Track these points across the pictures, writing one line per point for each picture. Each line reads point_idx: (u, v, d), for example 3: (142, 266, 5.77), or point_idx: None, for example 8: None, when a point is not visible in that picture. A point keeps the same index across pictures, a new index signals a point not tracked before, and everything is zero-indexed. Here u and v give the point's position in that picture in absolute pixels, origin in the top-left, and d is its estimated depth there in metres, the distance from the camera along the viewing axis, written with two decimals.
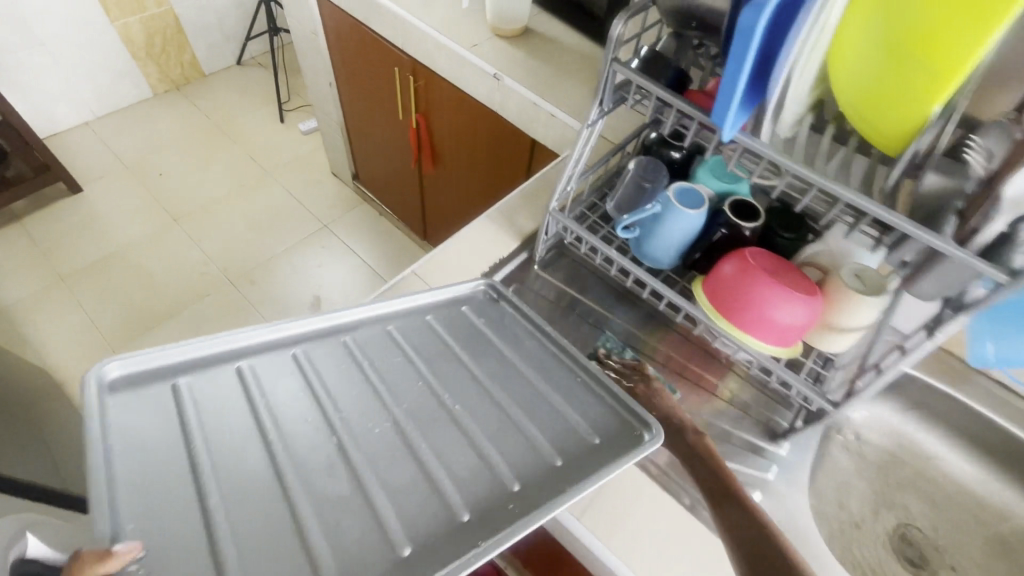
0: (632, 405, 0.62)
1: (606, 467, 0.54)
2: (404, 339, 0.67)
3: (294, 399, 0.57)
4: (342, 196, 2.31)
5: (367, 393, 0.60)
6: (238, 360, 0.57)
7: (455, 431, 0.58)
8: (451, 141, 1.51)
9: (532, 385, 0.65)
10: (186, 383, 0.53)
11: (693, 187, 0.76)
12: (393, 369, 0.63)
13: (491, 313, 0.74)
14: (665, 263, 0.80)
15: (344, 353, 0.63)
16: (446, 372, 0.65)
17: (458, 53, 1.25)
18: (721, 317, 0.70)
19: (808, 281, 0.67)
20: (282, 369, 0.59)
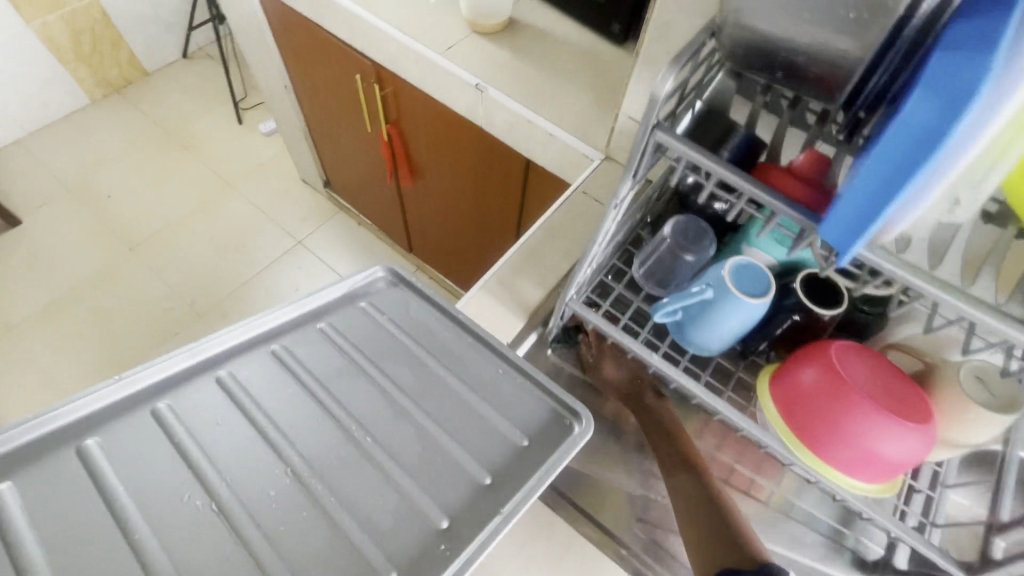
0: (561, 392, 0.55)
1: (544, 474, 0.48)
2: (299, 359, 0.54)
3: (156, 460, 0.44)
4: (315, 206, 2.09)
5: (248, 438, 0.48)
6: (79, 435, 0.43)
7: (372, 471, 0.48)
8: (430, 155, 1.30)
9: (455, 391, 0.55)
10: (7, 486, 0.39)
11: (753, 261, 0.58)
12: (284, 397, 0.51)
13: (394, 303, 0.62)
14: (714, 351, 0.63)
15: (220, 388, 0.50)
16: (352, 391, 0.53)
17: (430, 60, 1.03)
18: (804, 446, 0.54)
19: (922, 394, 0.51)
20: (137, 427, 0.45)
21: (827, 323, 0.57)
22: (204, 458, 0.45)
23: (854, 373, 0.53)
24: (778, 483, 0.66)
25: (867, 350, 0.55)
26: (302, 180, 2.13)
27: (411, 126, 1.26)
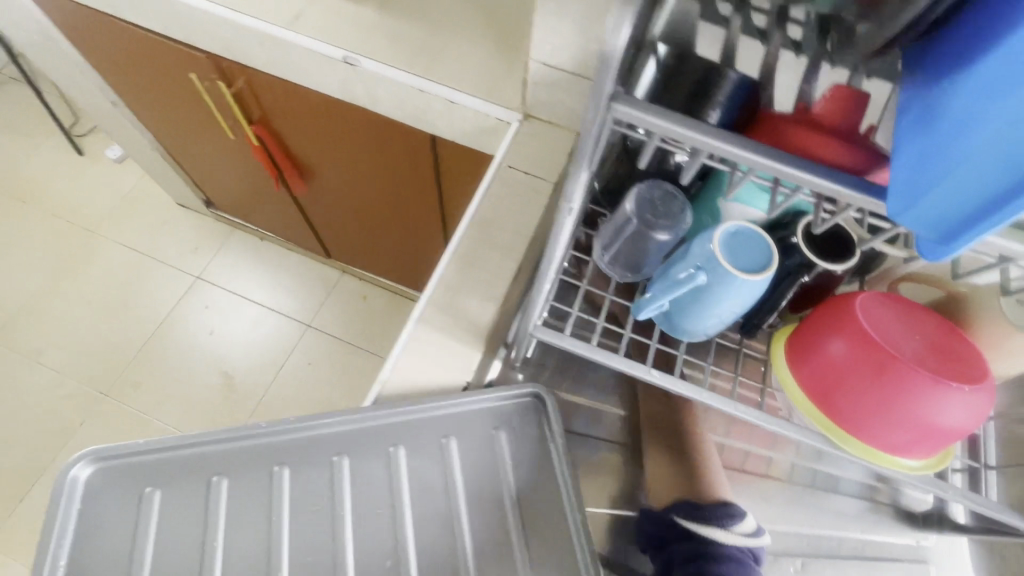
0: None
1: None
2: (406, 473, 0.54)
3: (246, 535, 0.51)
4: (204, 231, 1.80)
5: (322, 537, 0.51)
6: (213, 467, 0.53)
7: None
8: (316, 150, 1.09)
9: (514, 538, 0.53)
10: (153, 491, 0.52)
11: (746, 226, 0.46)
12: (372, 513, 0.52)
13: (527, 446, 0.57)
14: (711, 335, 0.52)
15: (328, 479, 0.54)
16: (429, 534, 0.52)
17: (276, 37, 0.80)
18: (846, 433, 0.44)
19: (973, 349, 0.43)
20: (258, 488, 0.53)
21: (840, 276, 0.47)
22: (276, 557, 0.50)
23: (889, 334, 0.43)
24: (796, 455, 0.58)
25: (894, 299, 0.46)
26: (179, 205, 1.82)
27: (283, 121, 1.04)
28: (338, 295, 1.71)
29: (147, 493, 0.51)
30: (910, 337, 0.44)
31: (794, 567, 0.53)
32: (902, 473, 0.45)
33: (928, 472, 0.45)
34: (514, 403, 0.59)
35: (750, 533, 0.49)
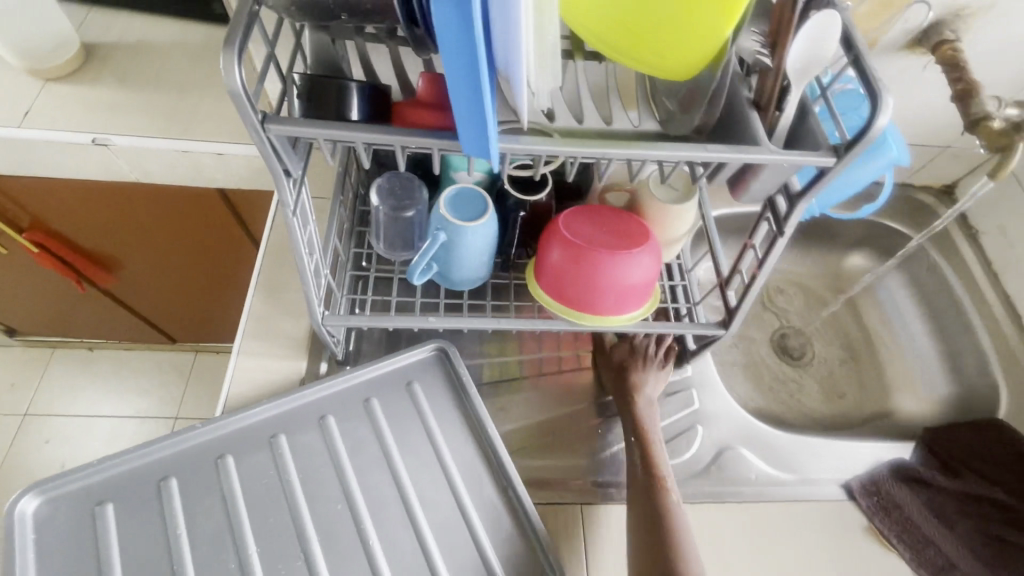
0: (518, 493, 0.59)
1: (483, 544, 0.57)
2: (337, 437, 0.60)
3: (203, 522, 0.54)
4: (13, 363, 1.58)
5: (277, 512, 0.56)
6: (163, 470, 0.56)
7: (355, 535, 0.56)
8: (107, 236, 1.05)
9: (443, 464, 0.60)
10: (110, 506, 0.54)
11: (462, 187, 0.58)
12: (317, 479, 0.58)
13: (440, 386, 0.65)
14: (484, 279, 0.64)
15: (269, 459, 0.58)
16: (371, 478, 0.59)
17: (9, 137, 0.78)
18: (584, 313, 0.59)
19: (640, 224, 0.59)
20: (204, 483, 0.56)
21: (547, 204, 0.62)
22: (239, 535, 0.54)
23: (583, 234, 0.58)
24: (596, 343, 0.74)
25: (589, 208, 0.61)
26: None
27: (60, 218, 0.99)
28: (199, 376, 1.63)
29: (99, 510, 0.54)
30: (598, 230, 0.59)
31: (599, 429, 0.69)
32: (633, 323, 0.60)
33: (646, 315, 0.61)
34: (423, 355, 0.66)
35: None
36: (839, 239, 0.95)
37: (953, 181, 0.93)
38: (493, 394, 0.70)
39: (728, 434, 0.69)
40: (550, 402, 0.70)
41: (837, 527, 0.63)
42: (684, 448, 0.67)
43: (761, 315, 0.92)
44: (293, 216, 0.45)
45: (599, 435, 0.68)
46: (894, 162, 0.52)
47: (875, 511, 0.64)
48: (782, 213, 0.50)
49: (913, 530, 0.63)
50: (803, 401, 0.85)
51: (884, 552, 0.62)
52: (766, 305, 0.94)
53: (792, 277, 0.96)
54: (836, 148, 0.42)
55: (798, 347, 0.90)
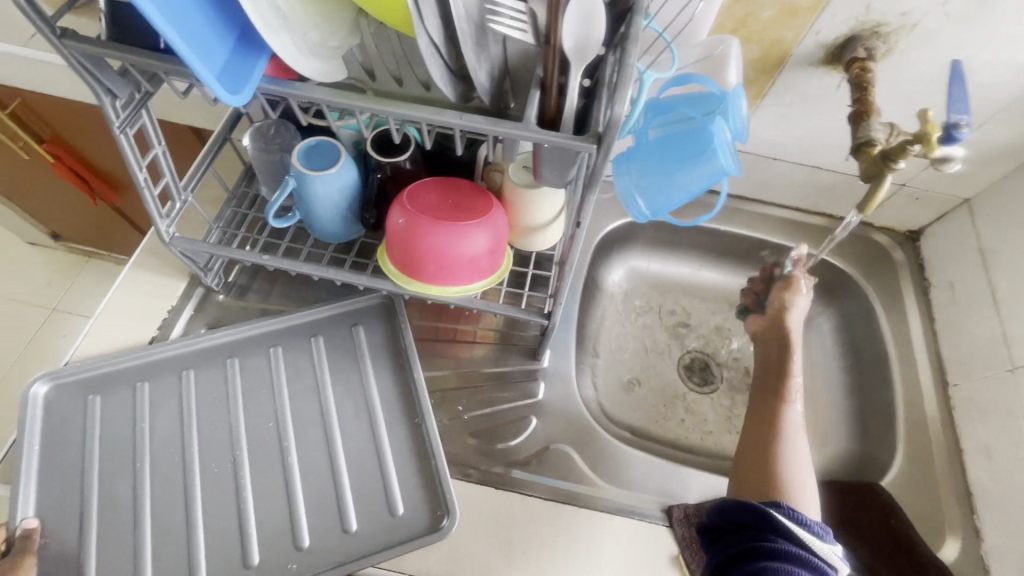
0: (431, 433, 0.63)
1: (391, 482, 0.61)
2: (282, 364, 0.67)
3: (160, 423, 0.62)
4: (57, 264, 1.81)
5: (219, 422, 0.63)
6: (140, 377, 0.64)
7: (279, 454, 0.62)
8: (110, 157, 1.18)
9: (367, 404, 0.65)
10: (96, 398, 0.63)
11: (321, 141, 0.61)
12: (257, 397, 0.65)
13: (383, 332, 0.70)
14: (348, 234, 0.67)
15: (221, 376, 0.66)
16: (301, 403, 0.65)
17: (16, 53, 0.91)
18: (412, 280, 0.60)
19: (488, 202, 0.60)
20: (167, 390, 0.64)
21: (407, 171, 0.63)
22: (188, 439, 0.62)
23: (422, 202, 0.59)
24: (478, 323, 0.75)
25: (446, 180, 0.62)
26: (27, 244, 1.82)
27: (71, 134, 1.12)
28: None
29: (88, 400, 0.62)
30: (443, 202, 0.60)
31: (439, 397, 0.70)
32: (466, 297, 0.61)
33: (487, 289, 0.62)
34: (369, 302, 0.71)
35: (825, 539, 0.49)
36: None
37: (922, 229, 0.82)
38: None
39: (565, 433, 0.68)
40: None
41: (637, 547, 0.60)
42: (511, 435, 0.68)
43: (673, 332, 0.87)
44: (120, 131, 0.50)
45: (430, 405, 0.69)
46: (723, 172, 0.50)
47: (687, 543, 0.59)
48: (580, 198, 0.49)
49: None
50: (690, 429, 0.80)
51: None
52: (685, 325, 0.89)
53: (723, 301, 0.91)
54: (600, 136, 0.41)
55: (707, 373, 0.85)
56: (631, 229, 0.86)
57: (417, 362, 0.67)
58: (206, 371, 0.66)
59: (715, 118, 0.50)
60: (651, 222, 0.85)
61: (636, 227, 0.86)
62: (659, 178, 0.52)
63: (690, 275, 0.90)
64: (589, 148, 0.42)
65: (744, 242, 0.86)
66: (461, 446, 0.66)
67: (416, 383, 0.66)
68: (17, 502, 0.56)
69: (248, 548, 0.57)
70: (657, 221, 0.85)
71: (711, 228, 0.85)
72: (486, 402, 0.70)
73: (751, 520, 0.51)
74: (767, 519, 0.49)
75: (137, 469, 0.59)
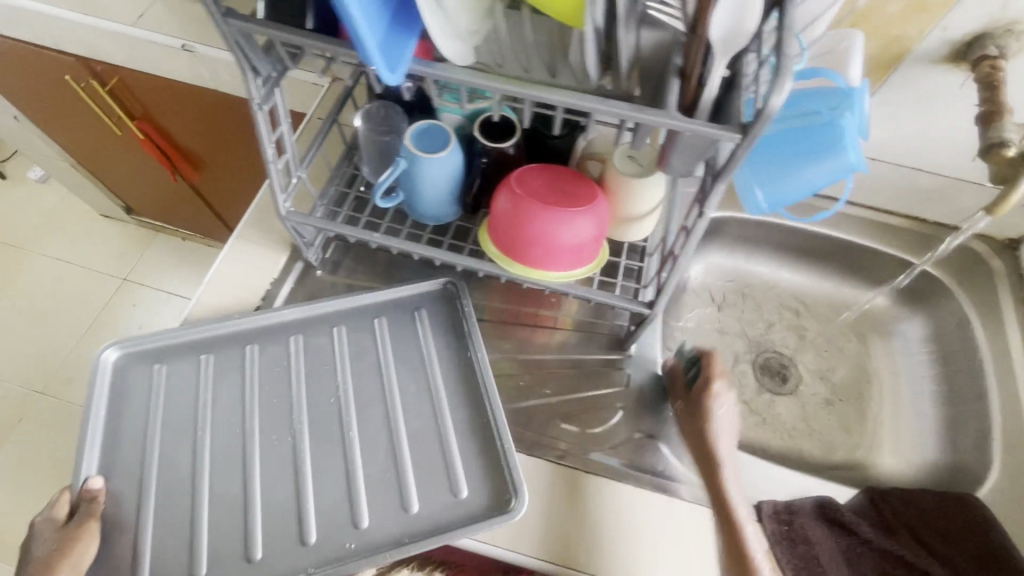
0: (495, 415, 0.64)
1: (447, 465, 0.62)
2: (344, 343, 0.69)
3: (224, 395, 0.65)
4: (127, 237, 1.90)
5: (281, 398, 0.65)
6: (202, 350, 0.67)
7: (337, 432, 0.63)
8: (194, 136, 1.22)
9: (427, 387, 0.67)
10: (161, 367, 0.66)
11: (432, 124, 0.63)
12: (319, 374, 0.67)
13: (443, 318, 0.71)
14: (446, 216, 0.69)
15: (284, 353, 0.68)
16: (361, 382, 0.67)
17: (124, 33, 0.95)
18: (514, 262, 0.62)
19: (592, 188, 0.60)
20: (230, 363, 0.67)
21: (511, 156, 0.64)
22: (250, 412, 0.64)
23: (531, 186, 0.60)
24: (560, 309, 0.76)
25: (550, 166, 0.63)
26: (101, 217, 1.91)
27: (160, 113, 1.17)
28: None
29: (154, 369, 0.66)
30: (550, 186, 0.60)
31: (525, 381, 0.71)
32: (565, 283, 0.62)
33: (586, 276, 0.63)
34: (431, 287, 0.73)
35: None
36: (864, 273, 0.86)
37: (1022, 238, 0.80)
38: None
39: (650, 423, 0.69)
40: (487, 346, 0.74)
41: None
42: (598, 422, 0.68)
43: (750, 331, 0.87)
44: (259, 108, 0.52)
45: (518, 388, 0.71)
46: (851, 168, 0.49)
47: (779, 539, 0.60)
48: (706, 189, 0.49)
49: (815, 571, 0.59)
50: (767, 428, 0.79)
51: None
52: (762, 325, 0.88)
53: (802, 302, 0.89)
54: (745, 126, 0.42)
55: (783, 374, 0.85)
56: (714, 225, 0.86)
57: (479, 346, 0.68)
58: (273, 346, 0.68)
59: (846, 113, 0.49)
60: (735, 219, 0.85)
61: (719, 223, 0.85)
62: (781, 172, 0.52)
63: (769, 274, 0.89)
64: (732, 138, 0.42)
65: (829, 244, 0.85)
66: (548, 429, 0.68)
67: (479, 366, 0.67)
68: (83, 463, 0.60)
69: (306, 526, 0.59)
70: (742, 218, 0.85)
71: (798, 227, 0.84)
72: (571, 389, 0.71)
73: None
74: None
75: (198, 438, 0.62)
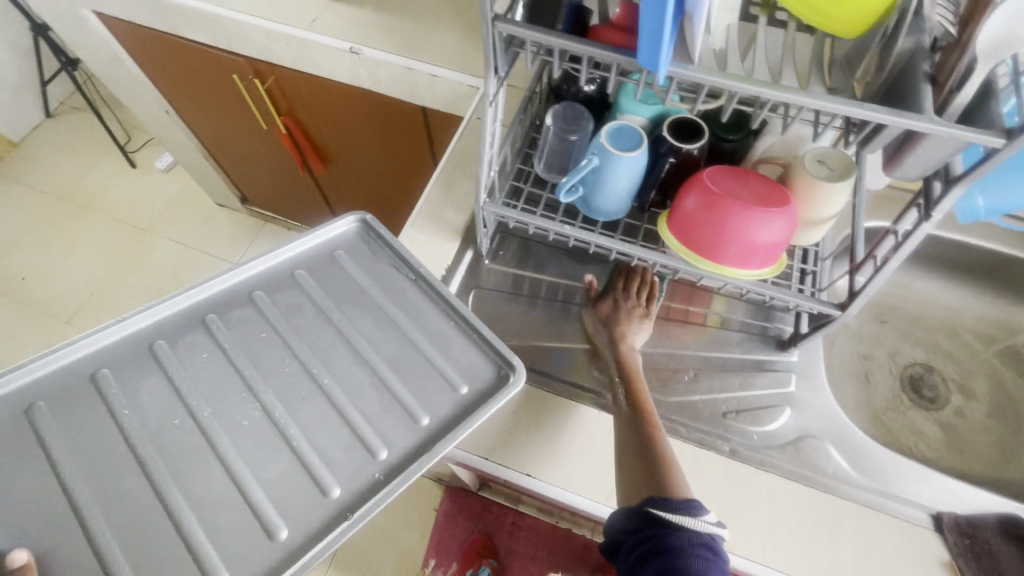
0: (467, 314, 0.61)
1: (436, 393, 0.57)
2: (273, 306, 0.60)
3: (149, 400, 0.54)
4: (238, 225, 2.04)
5: (226, 377, 0.56)
6: (94, 368, 0.54)
7: (316, 397, 0.55)
8: (330, 133, 1.31)
9: (391, 322, 0.61)
10: (43, 403, 0.52)
11: (624, 124, 0.66)
12: (258, 343, 0.58)
13: (370, 254, 0.66)
14: (619, 213, 0.72)
15: (205, 338, 0.58)
16: (314, 334, 0.59)
17: (298, 36, 1.04)
18: (703, 259, 0.64)
19: (782, 190, 0.61)
20: (139, 369, 0.55)
21: (697, 158, 0.66)
22: (188, 396, 0.54)
23: (725, 186, 0.62)
24: (709, 306, 0.78)
25: (735, 169, 0.64)
26: (216, 205, 2.06)
27: (304, 110, 1.26)
28: None
29: (35, 408, 0.51)
30: (737, 183, 0.62)
31: (688, 375, 0.73)
32: (745, 280, 0.65)
33: (767, 276, 0.65)
34: (345, 229, 0.67)
35: (713, 521, 0.55)
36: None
37: None
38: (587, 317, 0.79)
39: (818, 426, 0.70)
40: (648, 338, 0.76)
41: (907, 546, 0.61)
42: (766, 420, 0.70)
43: (895, 344, 0.87)
44: (489, 103, 0.57)
45: (683, 382, 0.72)
46: None
47: (963, 551, 0.60)
48: (934, 195, 0.49)
49: None
50: (920, 442, 0.79)
51: None
52: (910, 339, 0.88)
53: (952, 318, 0.88)
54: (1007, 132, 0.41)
55: (934, 389, 0.84)
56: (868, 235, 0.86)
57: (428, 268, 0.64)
58: (198, 326, 0.58)
59: None
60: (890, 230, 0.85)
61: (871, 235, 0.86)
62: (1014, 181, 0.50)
63: (917, 288, 0.89)
64: (992, 144, 0.41)
65: (988, 260, 0.84)
66: (714, 423, 0.69)
67: (431, 280, 0.63)
68: None
69: (322, 480, 0.51)
70: None
71: (958, 241, 0.83)
72: (737, 387, 0.72)
73: (672, 541, 0.53)
74: (681, 539, 0.53)
75: (137, 447, 0.51)
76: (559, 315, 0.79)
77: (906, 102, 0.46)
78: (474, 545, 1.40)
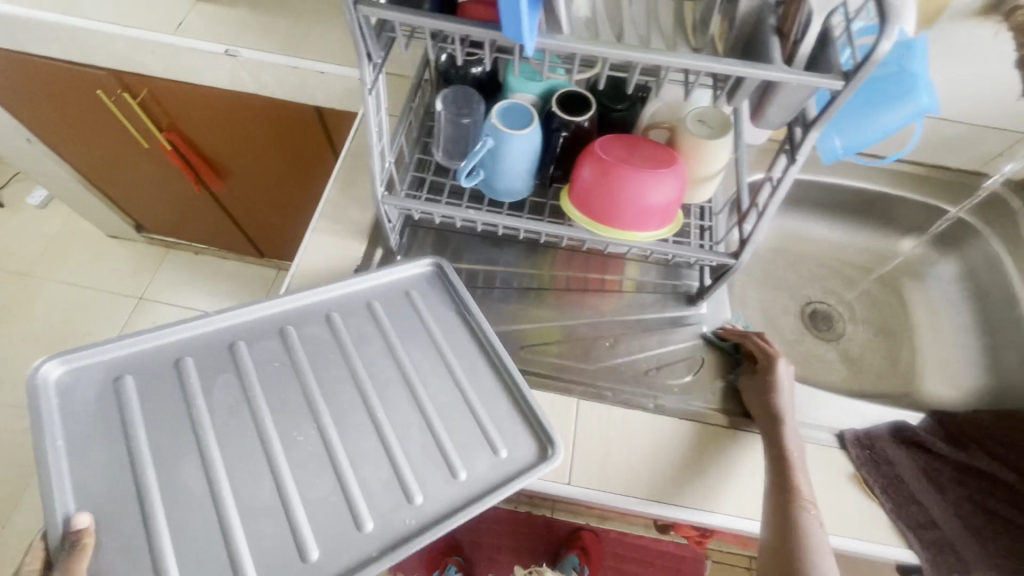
0: (512, 372, 0.60)
1: (479, 445, 0.56)
2: (343, 331, 0.61)
3: (221, 395, 0.55)
4: (137, 256, 1.87)
5: (291, 389, 0.57)
6: (176, 352, 0.57)
7: (374, 438, 0.55)
8: (223, 146, 1.23)
9: (442, 367, 0.61)
10: (128, 377, 0.55)
11: (513, 102, 0.67)
12: (324, 364, 0.59)
13: (435, 301, 0.66)
14: (523, 192, 0.72)
15: (280, 347, 0.59)
16: (376, 364, 0.60)
17: (164, 42, 0.96)
18: (606, 227, 0.66)
19: (670, 153, 0.64)
20: (216, 363, 0.57)
21: (589, 130, 0.68)
22: (256, 407, 0.55)
23: (616, 155, 0.63)
24: (623, 272, 0.80)
25: (630, 138, 0.65)
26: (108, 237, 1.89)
27: (188, 123, 1.17)
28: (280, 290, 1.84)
29: (122, 380, 0.55)
30: (628, 152, 0.64)
31: (610, 341, 0.75)
32: (648, 241, 0.67)
33: (666, 236, 0.68)
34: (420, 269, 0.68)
35: None
36: (892, 221, 0.94)
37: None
38: (508, 299, 0.78)
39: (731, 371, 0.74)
40: (570, 310, 0.78)
41: (821, 464, 0.66)
42: (685, 372, 0.73)
43: (794, 285, 0.94)
44: (369, 92, 0.55)
45: (605, 348, 0.74)
46: (923, 110, 0.56)
47: (864, 462, 0.66)
48: (796, 141, 0.53)
49: (900, 487, 0.65)
50: (824, 371, 0.86)
51: (866, 499, 0.64)
52: (806, 278, 0.95)
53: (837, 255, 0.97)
54: (845, 74, 0.45)
55: (832, 321, 0.91)
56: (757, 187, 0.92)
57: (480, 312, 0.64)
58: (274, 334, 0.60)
59: (913, 61, 0.56)
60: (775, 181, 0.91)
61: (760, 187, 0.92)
62: (859, 121, 0.59)
63: (806, 232, 0.96)
64: (834, 86, 0.45)
65: (859, 198, 0.92)
66: (638, 382, 0.72)
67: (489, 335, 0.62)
68: None
69: (358, 512, 0.51)
70: None
71: (834, 183, 0.91)
72: (656, 345, 0.75)
73: None
74: None
75: None
76: (480, 300, 0.78)
77: (758, 56, 0.49)
78: (438, 546, 1.38)
